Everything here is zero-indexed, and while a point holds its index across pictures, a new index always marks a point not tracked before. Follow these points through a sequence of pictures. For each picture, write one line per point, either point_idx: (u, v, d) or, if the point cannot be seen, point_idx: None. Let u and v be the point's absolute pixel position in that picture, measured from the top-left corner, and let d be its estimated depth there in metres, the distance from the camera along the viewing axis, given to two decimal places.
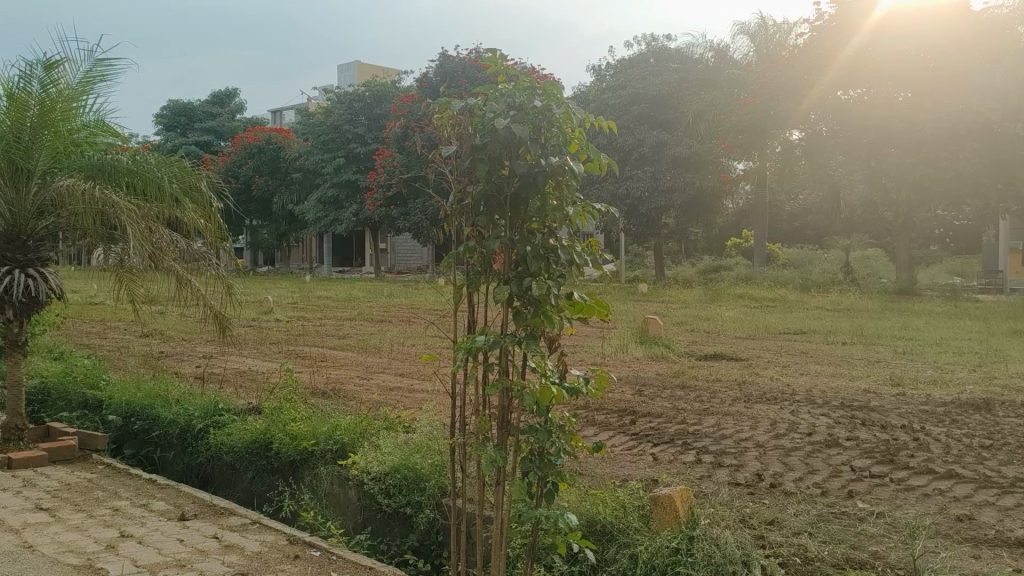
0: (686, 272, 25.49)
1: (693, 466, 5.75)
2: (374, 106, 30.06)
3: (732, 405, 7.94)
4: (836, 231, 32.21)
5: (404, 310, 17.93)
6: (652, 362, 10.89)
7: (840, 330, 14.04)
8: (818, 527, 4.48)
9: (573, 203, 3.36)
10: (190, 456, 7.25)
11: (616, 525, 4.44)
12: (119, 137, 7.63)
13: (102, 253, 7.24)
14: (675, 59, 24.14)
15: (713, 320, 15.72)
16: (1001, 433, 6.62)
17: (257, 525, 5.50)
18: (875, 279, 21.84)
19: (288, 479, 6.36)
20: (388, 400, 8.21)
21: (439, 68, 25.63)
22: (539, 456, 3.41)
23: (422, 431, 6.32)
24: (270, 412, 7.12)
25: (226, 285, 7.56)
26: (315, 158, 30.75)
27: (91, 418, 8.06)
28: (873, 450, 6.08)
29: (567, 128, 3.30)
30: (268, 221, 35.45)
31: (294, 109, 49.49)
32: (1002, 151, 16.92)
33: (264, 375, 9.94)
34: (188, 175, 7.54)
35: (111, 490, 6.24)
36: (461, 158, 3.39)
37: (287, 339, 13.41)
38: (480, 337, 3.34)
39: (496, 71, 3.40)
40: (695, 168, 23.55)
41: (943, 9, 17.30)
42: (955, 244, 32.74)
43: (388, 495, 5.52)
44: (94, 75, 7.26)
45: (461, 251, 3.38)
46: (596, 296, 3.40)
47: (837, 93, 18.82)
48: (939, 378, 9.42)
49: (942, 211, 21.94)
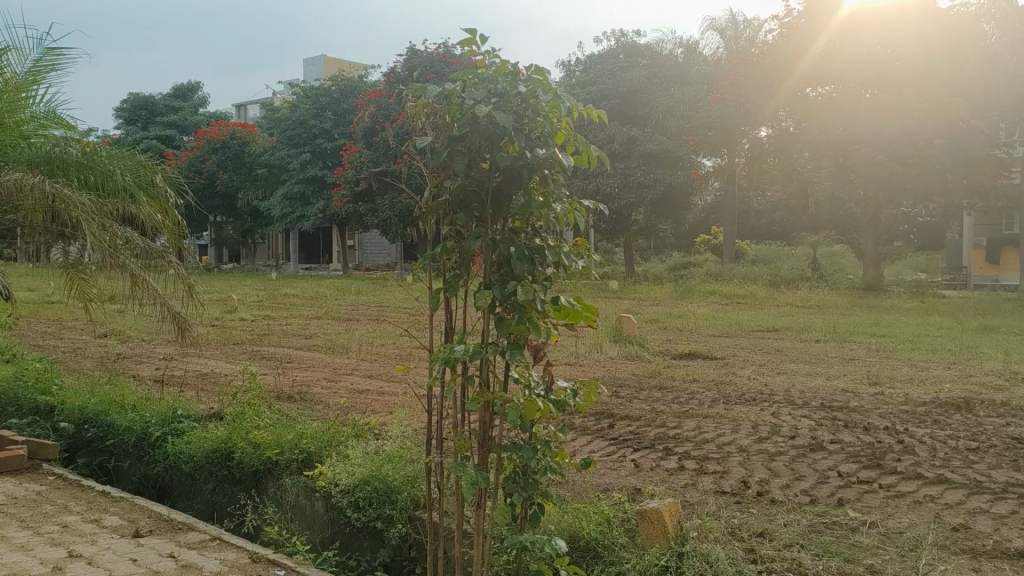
0: (656, 268, 25.39)
1: (677, 473, 5.53)
2: (340, 101, 29.54)
3: (713, 407, 7.75)
4: (803, 227, 32.44)
5: (372, 308, 17.55)
6: (626, 362, 10.69)
7: (813, 327, 13.97)
8: (810, 538, 4.26)
9: (560, 199, 3.11)
10: (147, 465, 6.88)
11: (600, 541, 4.19)
12: (74, 130, 7.27)
13: (58, 251, 6.90)
14: (645, 55, 23.85)
15: (685, 317, 15.57)
16: (986, 435, 6.51)
17: (217, 541, 5.17)
18: (843, 275, 21.90)
19: (251, 491, 6.04)
20: (357, 405, 7.91)
21: (408, 63, 25.18)
22: (524, 476, 3.16)
23: (394, 438, 6.00)
24: (231, 419, 6.76)
25: (189, 284, 7.05)
26: (280, 153, 30.07)
27: (41, 424, 7.57)
28: (858, 453, 5.92)
29: (554, 118, 3.04)
30: (233, 217, 34.81)
31: (259, 104, 48.64)
32: (968, 147, 17.50)
33: (227, 377, 9.57)
34: (145, 170, 7.24)
35: (61, 503, 5.84)
36: (436, 151, 3.17)
37: (251, 339, 12.97)
38: (458, 347, 3.07)
39: (475, 55, 3.09)
40: (666, 163, 23.42)
41: (909, 8, 17.15)
42: (919, 239, 33.09)
43: (358, 509, 5.19)
44: (44, 64, 6.88)
45: (439, 252, 3.13)
46: (583, 300, 3.15)
47: (805, 90, 18.80)
48: (916, 376, 9.35)
49: (908, 208, 22.20)
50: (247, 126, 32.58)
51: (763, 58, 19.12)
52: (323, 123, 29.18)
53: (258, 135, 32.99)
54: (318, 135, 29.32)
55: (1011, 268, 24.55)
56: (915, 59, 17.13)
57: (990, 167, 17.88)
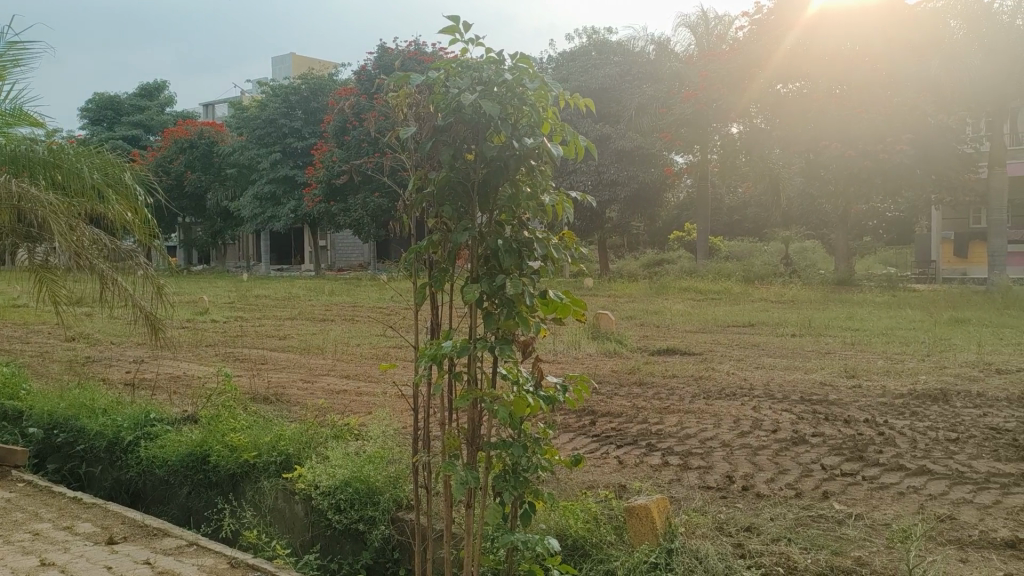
0: (630, 265, 25.45)
1: (661, 469, 5.50)
2: (311, 100, 29.25)
3: (693, 402, 7.74)
4: (775, 224, 32.78)
5: (347, 308, 17.38)
6: (605, 358, 10.68)
7: (788, 322, 14.05)
8: (797, 532, 4.24)
9: (547, 190, 3.06)
10: (119, 470, 6.71)
11: (588, 539, 4.15)
12: (40, 128, 7.04)
13: (25, 253, 6.81)
14: (618, 53, 23.87)
15: (662, 314, 15.59)
16: (964, 425, 6.57)
17: (194, 547, 5.04)
18: (815, 270, 22.10)
19: (229, 495, 5.92)
20: (335, 406, 7.79)
21: (379, 61, 24.99)
22: (514, 474, 3.11)
23: (373, 438, 5.90)
24: (207, 422, 6.62)
25: (158, 285, 7.02)
26: (250, 152, 29.65)
27: (8, 430, 7.36)
28: (840, 446, 5.93)
29: (541, 106, 2.97)
30: (203, 218, 34.32)
31: (227, 104, 48.07)
32: (933, 143, 17.78)
33: (201, 380, 9.39)
34: (112, 168, 7.08)
35: (31, 511, 5.67)
36: (420, 141, 3.10)
37: (224, 341, 12.75)
38: (446, 344, 2.99)
39: (457, 43, 3.00)
40: (639, 161, 23.47)
41: (874, 7, 17.34)
42: (887, 234, 33.57)
43: (339, 511, 5.09)
44: (7, 59, 6.69)
45: (424, 246, 3.06)
46: (573, 294, 3.07)
47: (776, 87, 18.90)
48: (892, 369, 9.43)
49: (878, 203, 22.50)
50: (216, 125, 32.16)
51: (734, 55, 19.25)
52: (294, 122, 28.90)
53: (227, 134, 32.59)
54: (289, 134, 29.02)
55: (978, 261, 25.03)
56: (880, 55, 17.32)
57: (956, 163, 18.19)
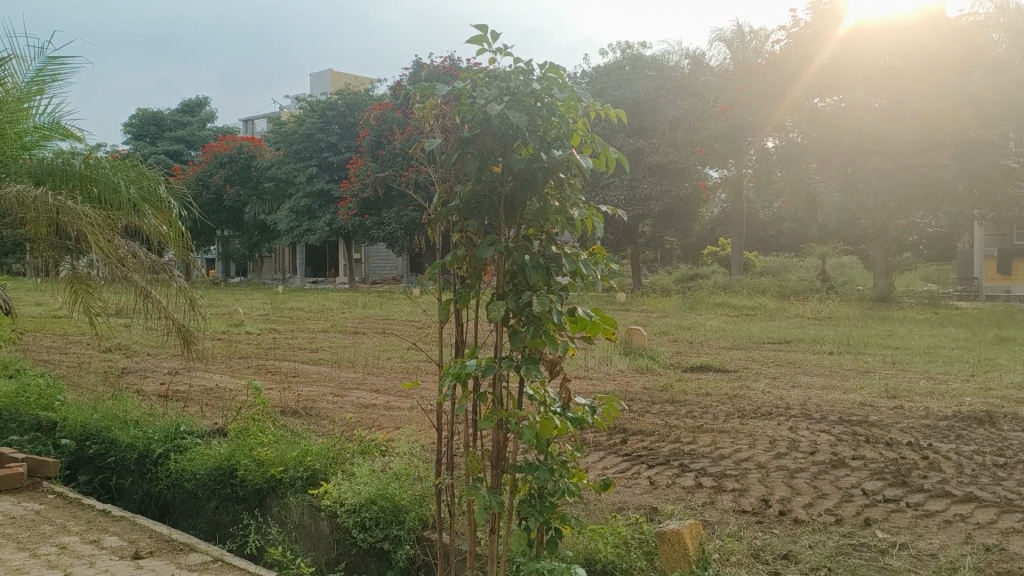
0: (663, 281, 25.16)
1: (694, 491, 5.34)
2: (347, 115, 29.47)
3: (727, 421, 7.53)
4: (812, 239, 32.23)
5: (379, 322, 17.41)
6: (636, 375, 10.51)
7: (825, 339, 13.73)
8: (837, 561, 4.05)
9: (576, 204, 2.96)
10: (149, 483, 6.71)
11: (616, 564, 4.02)
12: (79, 142, 7.16)
13: (65, 267, 6.92)
14: (652, 67, 23.57)
15: (694, 330, 15.35)
16: (1013, 450, 6.30)
17: (218, 563, 4.98)
18: (853, 286, 21.61)
19: (255, 510, 5.88)
20: (364, 420, 7.73)
21: (414, 76, 25.14)
22: (539, 498, 3.00)
23: (401, 455, 5.82)
24: (235, 436, 6.60)
25: (191, 298, 7.05)
26: (287, 167, 30.01)
27: (42, 441, 7.40)
28: (882, 470, 5.71)
29: (569, 118, 2.89)
30: (240, 231, 34.75)
31: (266, 119, 48.84)
32: (976, 158, 17.40)
33: (232, 392, 9.41)
34: (147, 181, 7.13)
35: (60, 524, 5.66)
36: (445, 152, 3.03)
37: (257, 353, 12.83)
38: (470, 362, 2.89)
39: (484, 53, 2.92)
40: (673, 176, 23.29)
41: (914, 20, 17.02)
42: (929, 250, 32.84)
43: (364, 529, 5.02)
44: (46, 74, 6.77)
45: (449, 260, 2.97)
46: (602, 312, 2.97)
47: (813, 101, 18.58)
48: (936, 389, 9.11)
49: (918, 218, 21.99)
50: (255, 140, 32.72)
51: (771, 68, 19.00)
52: (330, 137, 29.15)
53: (265, 149, 33.05)
54: (324, 148, 29.30)
55: None
56: (921, 67, 16.98)
57: (1000, 177, 17.77)
